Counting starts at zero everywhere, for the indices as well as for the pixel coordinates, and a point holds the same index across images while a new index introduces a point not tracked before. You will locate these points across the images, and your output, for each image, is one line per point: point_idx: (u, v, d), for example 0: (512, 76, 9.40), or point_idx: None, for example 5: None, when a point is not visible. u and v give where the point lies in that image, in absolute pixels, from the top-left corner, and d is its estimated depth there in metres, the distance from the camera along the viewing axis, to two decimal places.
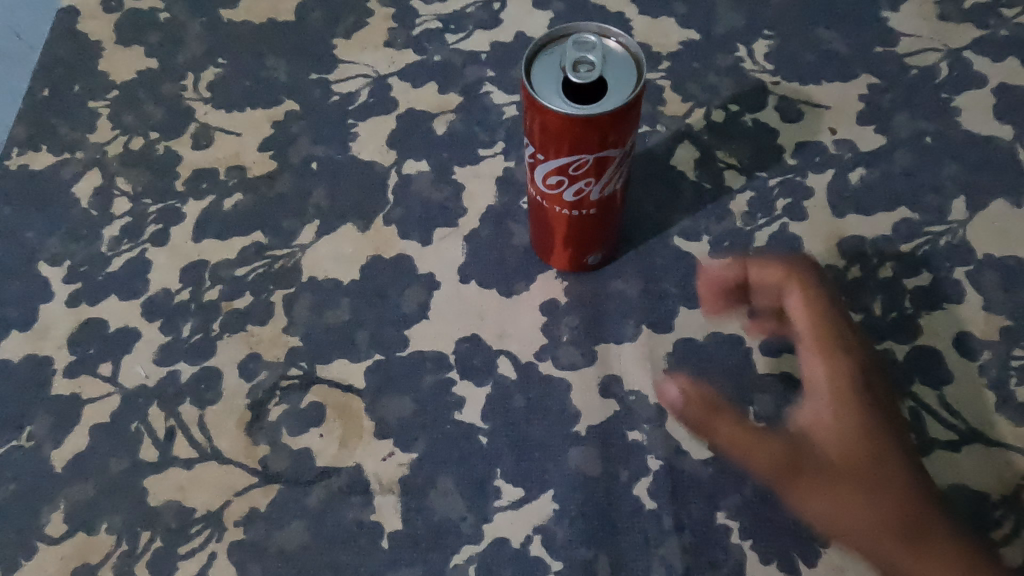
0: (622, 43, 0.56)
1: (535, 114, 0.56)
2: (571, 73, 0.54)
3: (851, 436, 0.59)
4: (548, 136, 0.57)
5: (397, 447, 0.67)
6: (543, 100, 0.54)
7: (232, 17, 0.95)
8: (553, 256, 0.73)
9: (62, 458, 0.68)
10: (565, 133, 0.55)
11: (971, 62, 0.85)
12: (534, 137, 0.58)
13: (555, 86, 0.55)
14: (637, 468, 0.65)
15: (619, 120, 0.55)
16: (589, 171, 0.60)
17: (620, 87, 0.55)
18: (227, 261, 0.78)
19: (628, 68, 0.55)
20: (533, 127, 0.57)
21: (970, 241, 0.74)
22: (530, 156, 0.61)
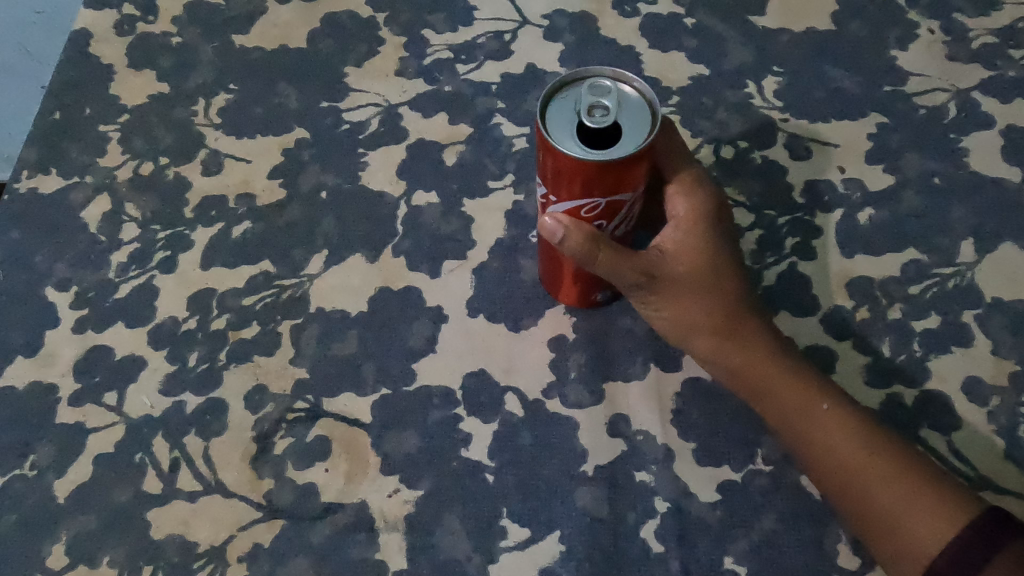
0: (637, 88, 0.56)
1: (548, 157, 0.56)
2: (585, 117, 0.54)
3: (691, 297, 0.66)
4: (561, 179, 0.57)
5: (402, 484, 0.67)
6: (556, 144, 0.54)
7: (244, 43, 0.96)
8: (564, 295, 0.73)
9: (65, 488, 0.68)
10: (578, 178, 0.55)
11: (979, 103, 0.86)
12: (547, 179, 0.58)
13: (569, 129, 0.55)
14: (644, 510, 0.64)
15: (632, 166, 0.55)
16: (600, 214, 0.60)
17: (634, 132, 0.55)
18: (235, 290, 0.78)
19: (642, 113, 0.55)
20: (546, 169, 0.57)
21: (979, 284, 0.74)
22: (542, 196, 0.61)
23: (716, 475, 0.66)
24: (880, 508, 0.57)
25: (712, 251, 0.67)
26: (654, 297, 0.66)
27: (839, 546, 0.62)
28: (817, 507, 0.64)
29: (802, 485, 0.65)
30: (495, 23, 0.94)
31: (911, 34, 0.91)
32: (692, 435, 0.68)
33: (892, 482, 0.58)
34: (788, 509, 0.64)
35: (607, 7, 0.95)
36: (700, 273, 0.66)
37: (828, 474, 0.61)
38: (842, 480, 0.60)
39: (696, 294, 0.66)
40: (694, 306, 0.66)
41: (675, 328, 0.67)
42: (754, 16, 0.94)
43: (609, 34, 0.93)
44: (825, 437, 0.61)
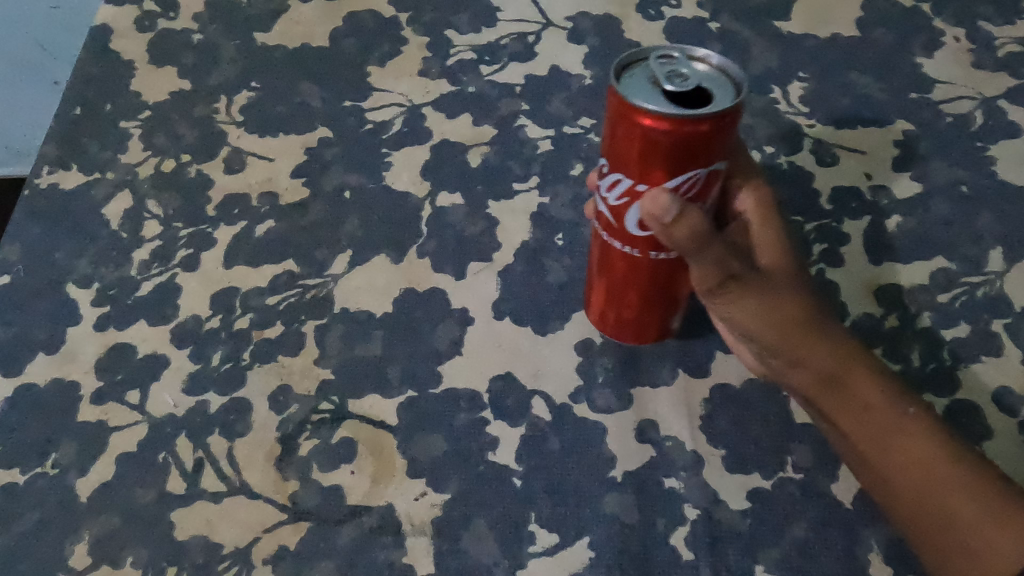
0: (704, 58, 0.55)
1: (638, 131, 0.52)
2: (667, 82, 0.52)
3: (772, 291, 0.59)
4: (659, 154, 0.52)
5: (429, 487, 0.66)
6: (652, 109, 0.50)
7: (267, 41, 0.95)
8: (632, 325, 0.69)
9: (87, 488, 0.67)
10: (682, 146, 0.51)
11: (1006, 111, 0.85)
12: (638, 163, 0.54)
13: (654, 95, 0.52)
14: (674, 516, 0.64)
15: (733, 126, 0.52)
16: (697, 194, 0.56)
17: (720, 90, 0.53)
18: (259, 289, 0.77)
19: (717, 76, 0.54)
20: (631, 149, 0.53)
21: (1008, 294, 0.74)
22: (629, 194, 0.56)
23: (745, 482, 0.65)
24: (959, 528, 0.49)
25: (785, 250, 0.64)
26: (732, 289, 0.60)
27: (871, 556, 0.61)
28: (849, 517, 0.63)
29: (832, 494, 0.64)
30: (518, 25, 0.94)
31: (936, 41, 0.91)
32: (721, 441, 0.67)
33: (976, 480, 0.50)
34: (820, 518, 0.63)
35: (631, 11, 0.95)
36: (773, 268, 0.61)
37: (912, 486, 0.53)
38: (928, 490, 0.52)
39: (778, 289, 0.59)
40: (776, 295, 0.58)
41: (754, 320, 0.59)
42: (778, 22, 0.94)
43: (634, 37, 0.93)
44: (914, 444, 0.53)
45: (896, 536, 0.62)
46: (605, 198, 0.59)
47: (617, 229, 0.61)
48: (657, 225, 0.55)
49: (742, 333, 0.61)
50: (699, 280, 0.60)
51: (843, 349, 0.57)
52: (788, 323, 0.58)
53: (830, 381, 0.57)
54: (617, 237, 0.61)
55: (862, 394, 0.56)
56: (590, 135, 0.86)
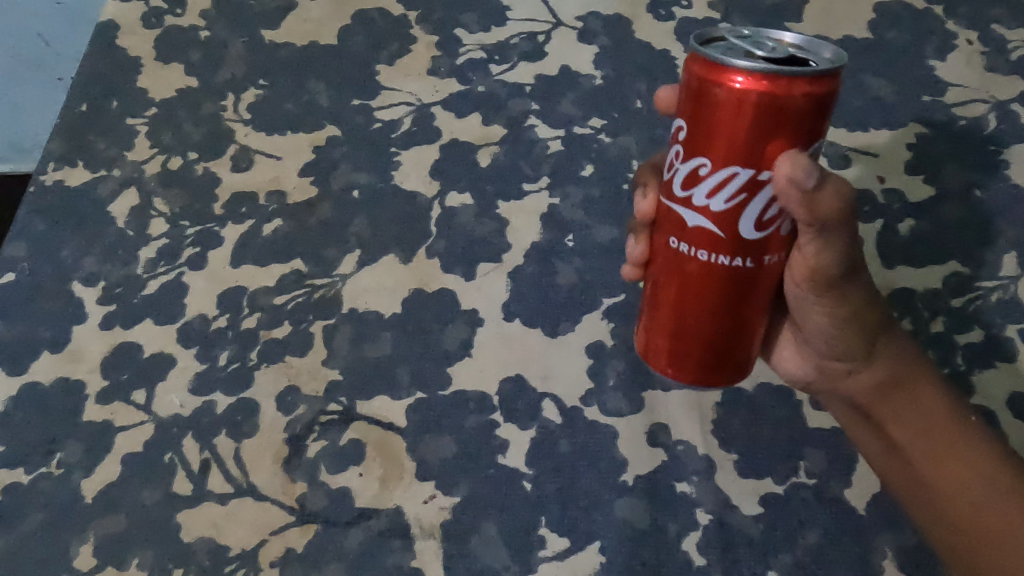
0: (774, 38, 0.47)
1: (740, 98, 0.41)
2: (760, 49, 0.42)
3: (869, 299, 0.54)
4: (751, 127, 0.41)
5: (438, 490, 0.66)
6: (758, 65, 0.40)
7: (275, 38, 0.94)
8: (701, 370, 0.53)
9: (92, 488, 0.67)
10: (806, 109, 0.40)
11: (1020, 115, 0.85)
12: (723, 145, 0.42)
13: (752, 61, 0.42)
14: (686, 522, 0.63)
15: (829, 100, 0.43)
16: None
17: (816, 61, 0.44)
18: (266, 288, 0.76)
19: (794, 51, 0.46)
20: (732, 126, 0.42)
21: (1023, 298, 0.73)
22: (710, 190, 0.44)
23: (758, 487, 0.65)
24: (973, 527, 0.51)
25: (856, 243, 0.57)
26: (840, 284, 0.50)
27: (884, 563, 0.61)
28: (862, 523, 0.63)
29: (846, 500, 0.63)
30: (528, 23, 0.93)
31: (949, 44, 0.91)
32: (734, 446, 0.66)
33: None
34: (833, 525, 0.63)
35: (642, 11, 0.94)
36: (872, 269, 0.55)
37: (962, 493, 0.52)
38: (973, 497, 0.51)
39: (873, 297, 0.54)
40: (873, 297, 0.54)
41: (842, 324, 0.54)
42: (790, 23, 0.93)
43: (645, 38, 0.92)
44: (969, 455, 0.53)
45: (909, 542, 0.62)
46: (705, 205, 0.44)
47: (728, 241, 0.45)
48: (797, 202, 0.42)
49: (815, 337, 0.56)
50: (812, 268, 0.48)
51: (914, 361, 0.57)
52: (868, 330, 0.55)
53: (899, 387, 0.56)
54: (726, 249, 0.45)
55: (926, 403, 0.56)
56: (600, 135, 0.85)
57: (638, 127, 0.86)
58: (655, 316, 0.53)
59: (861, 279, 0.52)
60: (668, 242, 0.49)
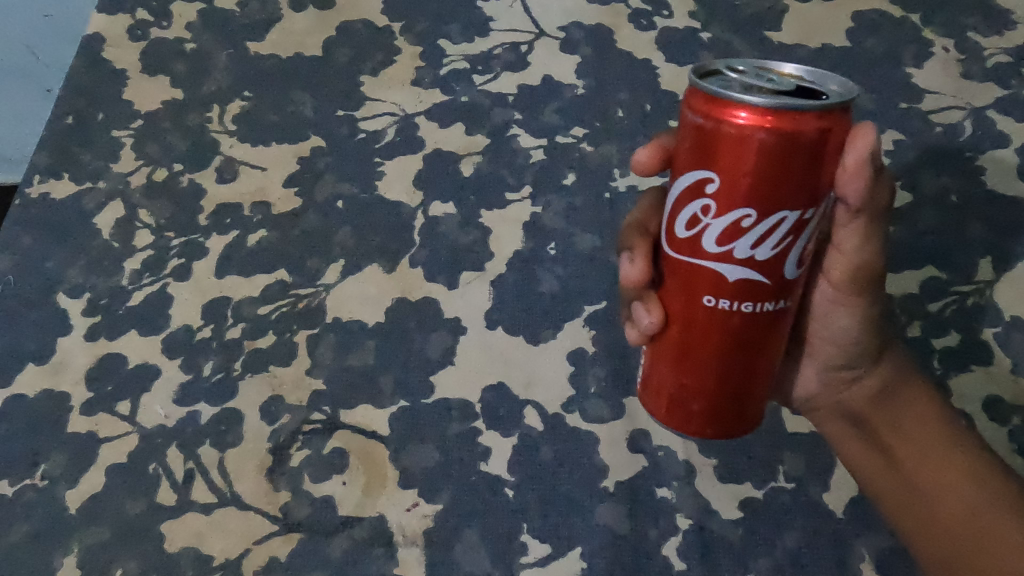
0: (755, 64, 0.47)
1: (771, 140, 0.40)
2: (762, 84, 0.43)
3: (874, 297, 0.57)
4: (785, 165, 0.41)
5: (421, 498, 0.66)
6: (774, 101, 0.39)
7: (260, 50, 0.95)
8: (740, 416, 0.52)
9: (77, 499, 0.67)
10: (832, 142, 0.41)
11: (995, 122, 0.86)
12: (761, 191, 0.42)
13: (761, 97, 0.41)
14: (666, 527, 0.64)
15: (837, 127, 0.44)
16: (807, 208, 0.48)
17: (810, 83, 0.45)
18: (250, 299, 0.77)
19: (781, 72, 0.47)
20: (764, 168, 0.41)
21: (998, 302, 0.74)
22: (755, 240, 0.43)
23: (737, 492, 0.65)
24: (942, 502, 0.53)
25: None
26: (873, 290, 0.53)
27: (861, 566, 0.62)
28: (839, 526, 0.63)
29: (824, 503, 0.64)
30: (511, 34, 0.94)
31: (925, 52, 0.92)
32: (714, 451, 0.67)
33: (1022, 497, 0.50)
34: (810, 528, 0.64)
35: (623, 21, 0.95)
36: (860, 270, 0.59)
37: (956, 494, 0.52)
38: (967, 497, 0.52)
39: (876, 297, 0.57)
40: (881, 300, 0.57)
41: (865, 331, 0.56)
42: (769, 32, 0.95)
43: (626, 48, 0.93)
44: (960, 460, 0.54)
45: (886, 544, 0.63)
46: (752, 256, 0.43)
47: (770, 286, 0.45)
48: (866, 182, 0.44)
49: (834, 347, 0.57)
50: (853, 270, 0.51)
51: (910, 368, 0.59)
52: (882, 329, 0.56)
53: (898, 390, 0.58)
54: (768, 295, 0.46)
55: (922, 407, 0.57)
56: (582, 144, 0.86)
57: (619, 137, 0.87)
58: (691, 378, 0.51)
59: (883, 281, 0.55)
60: (700, 302, 0.47)
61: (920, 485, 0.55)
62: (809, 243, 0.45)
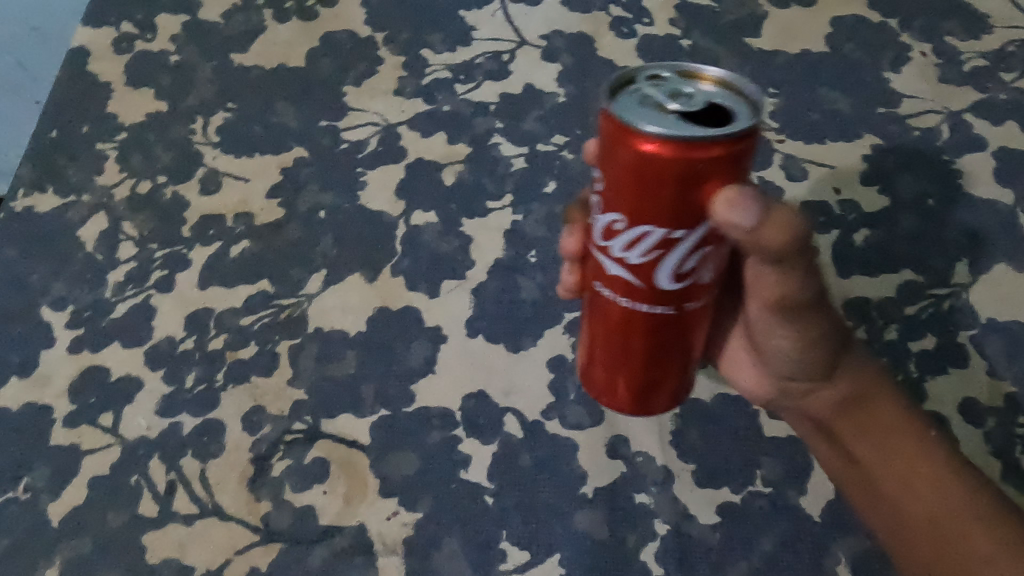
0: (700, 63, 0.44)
1: (643, 162, 0.40)
2: (672, 102, 0.40)
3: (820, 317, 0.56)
4: (657, 185, 0.40)
5: (401, 506, 0.67)
6: (655, 128, 0.39)
7: (243, 61, 0.96)
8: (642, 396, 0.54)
9: (59, 512, 0.67)
10: (711, 174, 0.39)
11: (972, 125, 0.87)
12: (635, 201, 0.42)
13: (660, 117, 0.40)
14: (645, 532, 0.64)
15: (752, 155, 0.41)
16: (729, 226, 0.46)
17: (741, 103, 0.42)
18: (233, 309, 0.77)
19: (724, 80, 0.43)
20: (631, 184, 0.41)
21: (974, 305, 0.75)
22: (628, 245, 0.44)
23: (715, 497, 0.66)
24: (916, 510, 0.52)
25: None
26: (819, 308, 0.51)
27: (837, 569, 0.62)
28: (816, 530, 0.64)
29: (801, 507, 0.65)
30: (493, 44, 0.95)
31: (903, 56, 0.93)
32: (692, 456, 0.68)
33: (993, 500, 0.50)
34: (787, 532, 0.64)
35: (604, 29, 0.96)
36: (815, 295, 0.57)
37: (922, 501, 0.52)
38: (939, 505, 0.51)
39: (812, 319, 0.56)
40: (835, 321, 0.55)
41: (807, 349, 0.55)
42: (749, 38, 0.96)
43: (607, 55, 0.94)
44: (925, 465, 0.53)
45: (863, 548, 0.63)
46: (624, 257, 0.44)
47: (654, 291, 0.45)
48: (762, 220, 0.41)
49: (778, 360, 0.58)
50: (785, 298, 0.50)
51: (876, 378, 0.57)
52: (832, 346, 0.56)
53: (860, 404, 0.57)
54: (645, 301, 0.46)
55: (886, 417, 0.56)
56: (563, 152, 0.87)
57: None
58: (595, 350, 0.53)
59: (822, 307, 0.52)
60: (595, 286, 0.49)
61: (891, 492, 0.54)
62: (695, 261, 0.44)
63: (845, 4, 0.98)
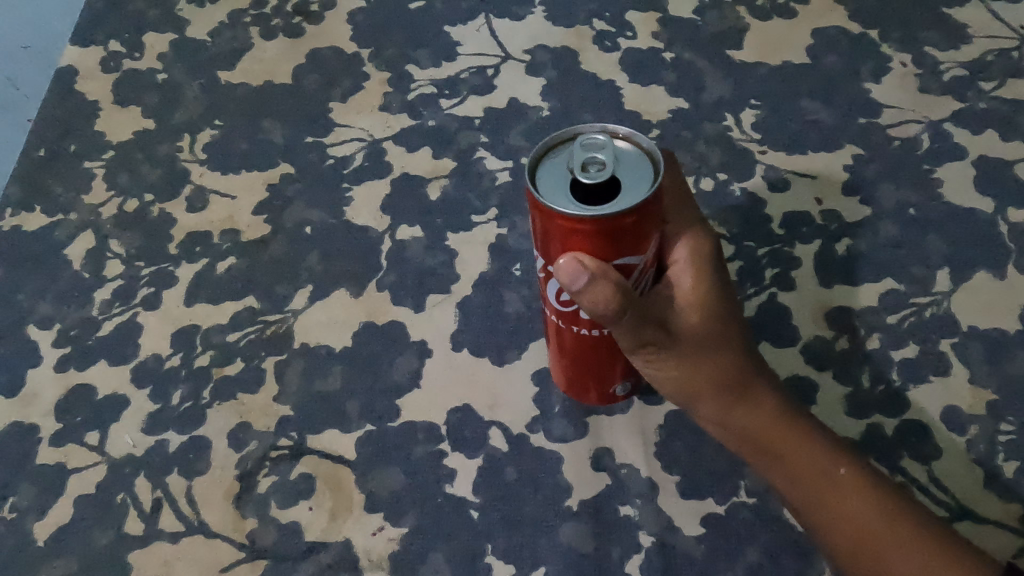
0: (630, 138, 0.51)
1: (537, 220, 0.51)
2: (581, 172, 0.48)
3: (705, 354, 0.61)
4: (550, 238, 0.51)
5: (387, 521, 0.67)
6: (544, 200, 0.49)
7: (230, 79, 0.97)
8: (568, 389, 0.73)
9: (45, 531, 0.68)
10: (573, 239, 0.49)
11: (952, 134, 0.88)
12: (540, 242, 0.53)
13: (561, 190, 0.49)
14: (630, 544, 0.65)
15: (624, 231, 0.49)
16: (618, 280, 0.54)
17: (640, 188, 0.49)
18: (219, 326, 0.78)
19: (643, 161, 0.50)
20: (536, 231, 0.52)
21: (955, 313, 0.75)
22: (542, 269, 0.56)
23: (699, 508, 0.66)
24: (847, 535, 0.57)
25: (718, 300, 0.62)
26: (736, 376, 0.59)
27: None
28: (801, 539, 0.64)
29: (785, 518, 0.65)
30: (477, 58, 0.96)
31: (883, 67, 0.94)
32: (676, 468, 0.68)
33: (919, 525, 0.55)
34: (772, 542, 0.64)
35: (588, 43, 0.97)
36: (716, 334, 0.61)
37: (852, 529, 0.57)
38: (875, 530, 0.56)
39: (704, 355, 0.61)
40: (718, 363, 0.61)
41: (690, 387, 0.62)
42: (731, 50, 0.97)
43: (591, 69, 0.95)
44: (847, 492, 0.58)
45: None
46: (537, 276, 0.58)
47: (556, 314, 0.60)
48: (598, 294, 0.50)
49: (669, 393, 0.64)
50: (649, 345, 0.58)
51: (783, 410, 0.62)
52: (722, 384, 0.61)
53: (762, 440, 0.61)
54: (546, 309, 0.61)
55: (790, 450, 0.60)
56: None
57: None
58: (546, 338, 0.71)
59: (686, 348, 0.60)
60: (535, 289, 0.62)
61: (821, 519, 0.59)
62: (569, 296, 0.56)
63: (826, 15, 0.99)
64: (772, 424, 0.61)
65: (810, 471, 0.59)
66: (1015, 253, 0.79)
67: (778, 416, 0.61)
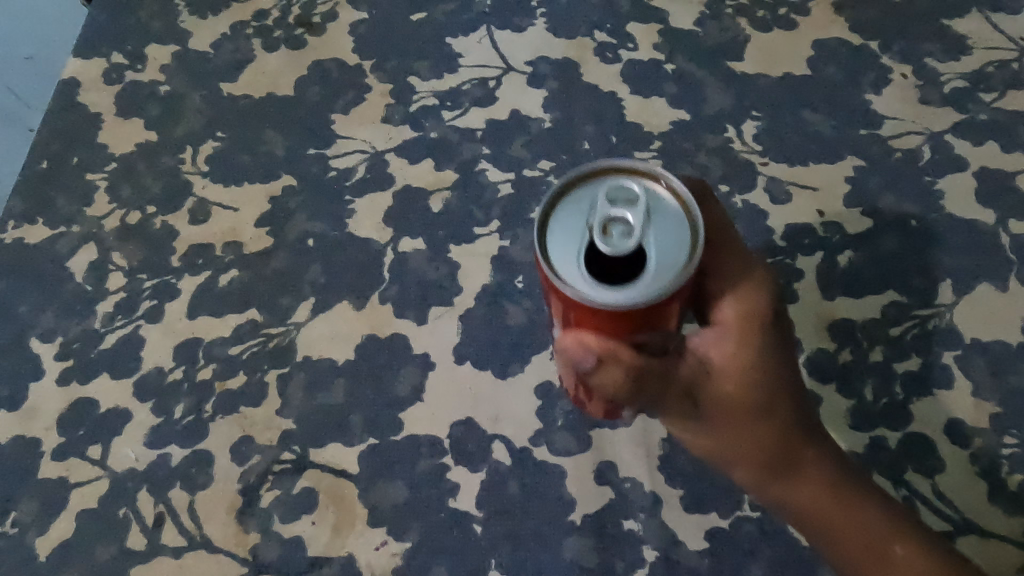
0: (666, 189, 0.46)
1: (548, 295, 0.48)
2: (599, 240, 0.43)
3: (742, 422, 0.56)
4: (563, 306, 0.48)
5: (390, 536, 0.68)
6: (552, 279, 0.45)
7: (232, 91, 0.97)
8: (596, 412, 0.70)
9: (47, 547, 0.69)
10: (583, 322, 0.47)
11: (953, 146, 0.88)
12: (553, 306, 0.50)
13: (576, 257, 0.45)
14: (632, 559, 0.65)
15: (644, 314, 0.45)
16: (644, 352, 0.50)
17: (669, 262, 0.44)
18: (221, 339, 0.78)
19: (678, 222, 0.45)
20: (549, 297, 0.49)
21: (957, 325, 0.75)
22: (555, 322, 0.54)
23: (703, 522, 0.66)
24: None
25: (766, 363, 0.55)
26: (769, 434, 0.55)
27: None
28: (805, 554, 0.64)
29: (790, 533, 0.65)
30: (479, 70, 0.96)
31: (884, 78, 0.94)
32: (680, 481, 0.68)
33: None
34: (775, 557, 0.64)
35: (589, 54, 0.98)
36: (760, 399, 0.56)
37: None
38: None
39: (742, 423, 0.56)
40: (756, 430, 0.57)
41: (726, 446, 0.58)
42: (732, 62, 0.97)
43: (592, 80, 0.95)
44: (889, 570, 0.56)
45: None
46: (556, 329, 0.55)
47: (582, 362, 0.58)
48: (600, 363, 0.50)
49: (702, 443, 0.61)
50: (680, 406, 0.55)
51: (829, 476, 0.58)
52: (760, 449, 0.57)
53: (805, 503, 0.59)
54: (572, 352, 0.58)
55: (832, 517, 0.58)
56: (549, 177, 0.88)
57: None
58: None
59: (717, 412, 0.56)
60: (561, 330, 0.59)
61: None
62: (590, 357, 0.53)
63: (827, 26, 0.99)
64: (815, 491, 0.58)
65: (851, 541, 0.57)
66: (1016, 265, 0.79)
67: (824, 483, 0.58)
